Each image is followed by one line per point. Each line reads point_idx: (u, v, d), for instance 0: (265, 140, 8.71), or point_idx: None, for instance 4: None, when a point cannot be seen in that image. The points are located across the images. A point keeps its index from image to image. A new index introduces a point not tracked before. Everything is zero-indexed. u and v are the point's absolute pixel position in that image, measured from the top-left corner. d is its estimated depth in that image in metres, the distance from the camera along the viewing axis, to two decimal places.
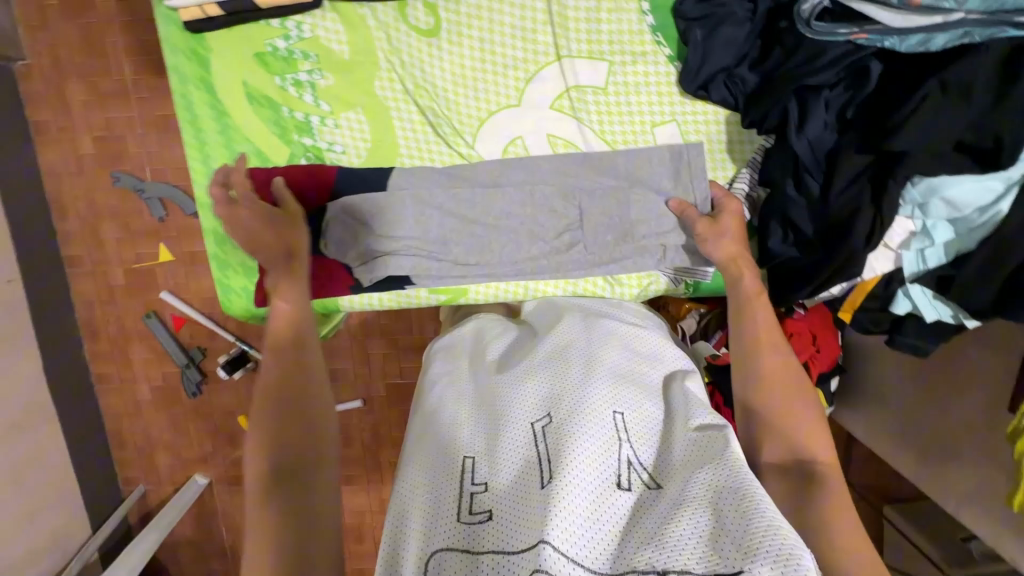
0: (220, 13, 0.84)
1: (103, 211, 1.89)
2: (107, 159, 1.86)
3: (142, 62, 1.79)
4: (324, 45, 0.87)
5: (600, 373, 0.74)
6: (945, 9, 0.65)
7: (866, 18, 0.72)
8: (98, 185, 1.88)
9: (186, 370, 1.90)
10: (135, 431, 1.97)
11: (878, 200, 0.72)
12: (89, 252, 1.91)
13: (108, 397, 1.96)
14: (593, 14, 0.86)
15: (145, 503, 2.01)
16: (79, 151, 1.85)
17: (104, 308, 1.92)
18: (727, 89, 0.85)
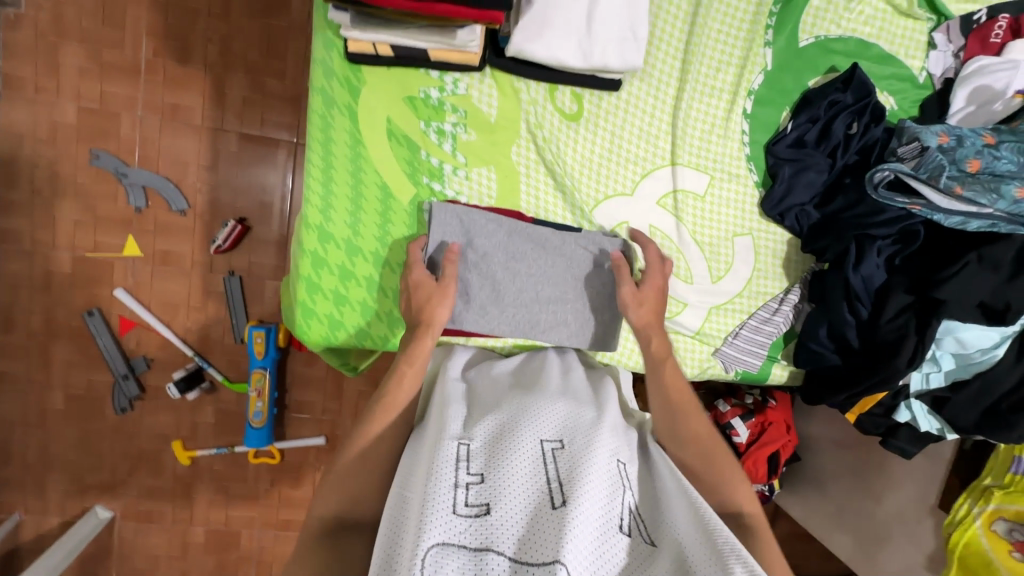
0: (390, 54, 0.86)
1: (63, 189, 1.60)
2: (90, 134, 1.60)
3: (167, 45, 1.61)
4: (475, 104, 0.93)
5: (608, 424, 0.82)
6: (980, 204, 0.88)
7: (919, 194, 0.93)
8: (65, 156, 1.59)
9: (122, 382, 1.63)
10: (30, 448, 1.63)
11: (920, 332, 0.91)
12: (30, 230, 1.60)
13: (5, 401, 1.61)
14: (707, 135, 1.01)
15: (14, 535, 1.63)
16: (56, 118, 1.58)
17: (32, 297, 1.61)
18: (797, 220, 1.04)
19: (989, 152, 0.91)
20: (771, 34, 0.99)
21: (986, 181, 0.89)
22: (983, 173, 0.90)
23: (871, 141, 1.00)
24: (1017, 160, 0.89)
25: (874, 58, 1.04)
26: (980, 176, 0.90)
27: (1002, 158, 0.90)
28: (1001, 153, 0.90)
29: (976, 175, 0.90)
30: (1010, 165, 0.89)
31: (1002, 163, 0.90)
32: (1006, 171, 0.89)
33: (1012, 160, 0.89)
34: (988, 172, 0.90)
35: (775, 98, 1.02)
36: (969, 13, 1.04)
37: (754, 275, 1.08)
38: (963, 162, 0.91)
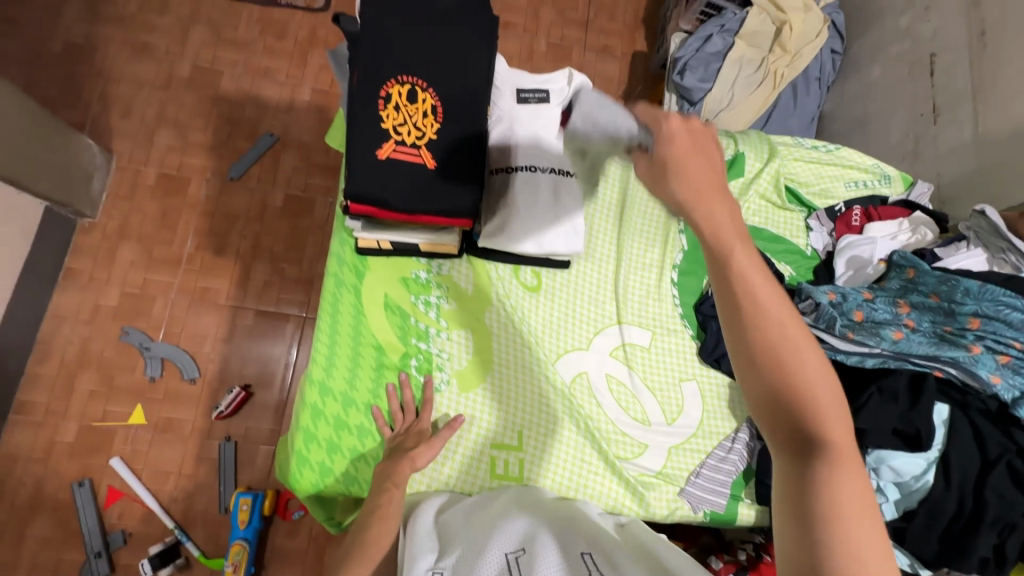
0: (389, 247, 1.13)
1: (89, 362, 1.78)
2: (125, 314, 1.85)
3: (208, 242, 1.95)
4: (455, 281, 1.18)
5: (572, 531, 0.92)
6: (869, 345, 1.06)
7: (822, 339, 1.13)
8: (98, 334, 1.81)
9: (93, 560, 1.59)
10: None
11: None
12: (48, 401, 1.73)
13: None
14: (644, 299, 1.25)
15: None
16: (100, 302, 1.84)
17: (30, 467, 1.67)
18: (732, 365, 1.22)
19: (866, 304, 1.13)
20: (682, 224, 1.30)
21: (868, 327, 1.10)
22: (866, 321, 1.11)
23: (778, 300, 1.23)
24: (888, 310, 1.11)
25: (768, 237, 1.33)
26: (864, 323, 1.11)
27: (876, 308, 1.12)
28: (875, 304, 1.13)
29: (860, 323, 1.11)
30: (885, 314, 1.11)
31: (878, 313, 1.11)
32: (882, 319, 1.10)
33: (884, 309, 1.11)
34: (869, 320, 1.11)
35: (694, 270, 1.28)
36: (830, 205, 1.37)
37: (704, 416, 1.20)
38: (849, 312, 1.12)
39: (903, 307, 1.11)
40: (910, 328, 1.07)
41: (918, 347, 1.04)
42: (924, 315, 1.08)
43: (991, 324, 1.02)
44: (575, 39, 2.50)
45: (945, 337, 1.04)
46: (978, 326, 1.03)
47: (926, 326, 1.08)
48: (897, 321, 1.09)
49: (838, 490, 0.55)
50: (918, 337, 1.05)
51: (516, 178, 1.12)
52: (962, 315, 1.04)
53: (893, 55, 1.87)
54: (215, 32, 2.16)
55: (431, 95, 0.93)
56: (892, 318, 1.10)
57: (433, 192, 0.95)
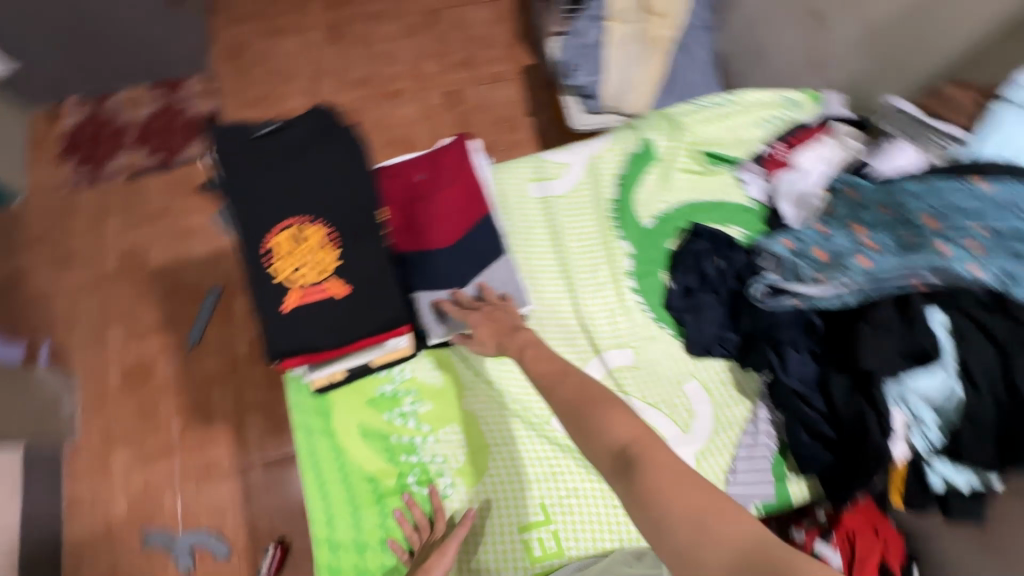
0: (345, 375, 1.09)
1: None
2: (141, 518, 1.80)
3: (192, 416, 1.90)
4: (422, 381, 1.13)
5: None
6: (843, 283, 1.02)
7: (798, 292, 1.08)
8: (124, 548, 1.79)
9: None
10: None
11: (874, 404, 0.96)
12: None
13: None
14: (612, 319, 1.20)
15: None
16: (113, 517, 1.80)
17: None
18: (724, 348, 1.17)
19: (824, 239, 1.09)
20: (619, 230, 1.26)
21: (833, 263, 1.05)
22: (829, 256, 1.06)
23: (740, 266, 1.19)
24: (847, 237, 1.06)
25: (709, 206, 1.28)
26: (829, 258, 1.06)
27: (833, 240, 1.08)
28: (833, 236, 1.08)
29: (824, 260, 1.07)
30: (845, 242, 1.06)
31: (838, 244, 1.06)
32: (845, 247, 1.05)
33: (843, 238, 1.07)
34: (833, 254, 1.06)
35: (650, 269, 1.24)
36: (753, 151, 1.33)
37: (717, 409, 1.15)
38: (810, 254, 1.09)
39: (860, 228, 1.06)
40: (874, 248, 1.02)
41: (886, 266, 0.99)
42: (883, 230, 1.02)
43: (949, 215, 0.94)
44: (464, 77, 2.49)
45: (911, 246, 0.98)
46: (937, 223, 0.95)
47: (889, 239, 1.01)
48: (860, 245, 1.04)
49: (666, 486, 0.64)
50: (883, 255, 1.00)
51: (436, 263, 1.07)
52: (916, 217, 0.98)
53: None
54: (128, 215, 2.13)
55: (321, 225, 0.90)
56: (854, 244, 1.05)
57: (360, 320, 0.91)
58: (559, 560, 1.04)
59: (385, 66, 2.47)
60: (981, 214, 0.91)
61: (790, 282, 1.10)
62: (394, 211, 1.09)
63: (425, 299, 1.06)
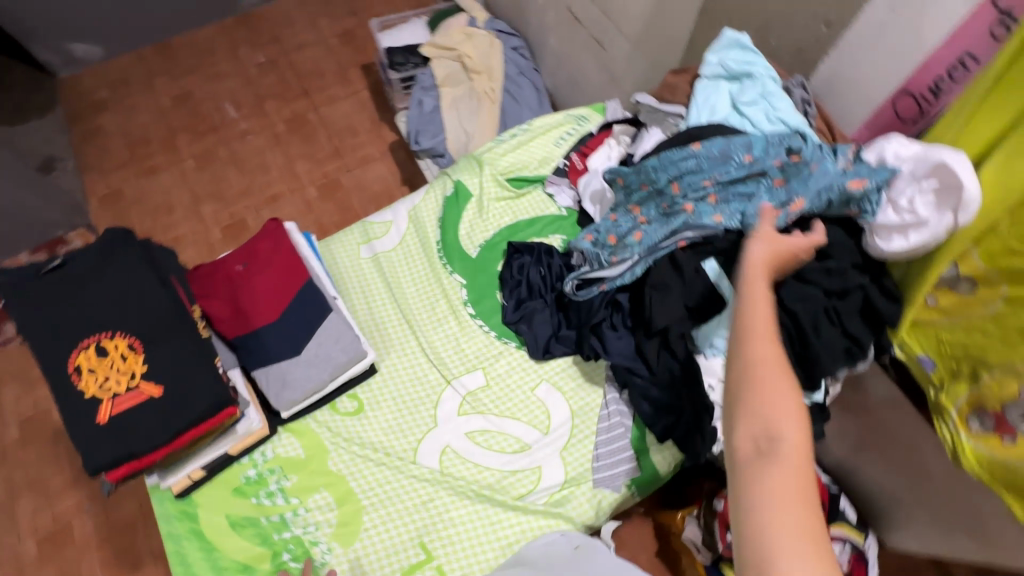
0: (204, 472, 1.11)
1: None
2: None
3: (118, 565, 1.83)
4: (285, 456, 1.16)
5: None
6: (629, 258, 1.11)
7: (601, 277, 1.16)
8: None
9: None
10: None
11: (677, 357, 1.08)
12: None
13: None
14: (458, 347, 1.27)
15: None
16: None
17: None
18: (563, 345, 1.25)
19: (612, 227, 1.18)
20: (449, 265, 1.36)
21: (620, 245, 1.13)
22: (617, 239, 1.14)
23: (558, 268, 1.29)
24: (627, 220, 1.16)
25: (525, 224, 1.41)
26: (618, 242, 1.14)
27: (619, 226, 1.16)
28: (618, 222, 1.17)
29: (615, 245, 1.14)
30: (627, 225, 1.15)
31: (622, 227, 1.15)
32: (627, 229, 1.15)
33: (624, 221, 1.16)
34: (619, 236, 1.15)
35: (484, 293, 1.33)
36: (556, 166, 1.47)
37: (572, 404, 1.21)
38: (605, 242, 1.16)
39: (635, 209, 1.17)
40: (646, 222, 1.12)
41: (656, 235, 1.08)
42: (650, 206, 1.14)
43: (686, 176, 1.07)
44: (336, 167, 2.65)
45: (669, 212, 1.10)
46: (680, 186, 1.08)
47: (655, 212, 1.13)
48: (637, 223, 1.14)
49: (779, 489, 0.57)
50: (653, 227, 1.10)
51: (265, 341, 1.14)
52: (665, 186, 1.10)
53: (553, 22, 2.04)
54: (25, 379, 2.08)
55: (122, 338, 0.97)
56: (631, 223, 1.15)
57: (177, 411, 0.95)
58: None
59: (261, 176, 2.62)
60: (705, 170, 1.05)
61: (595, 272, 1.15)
62: (219, 305, 1.16)
63: (265, 376, 1.13)
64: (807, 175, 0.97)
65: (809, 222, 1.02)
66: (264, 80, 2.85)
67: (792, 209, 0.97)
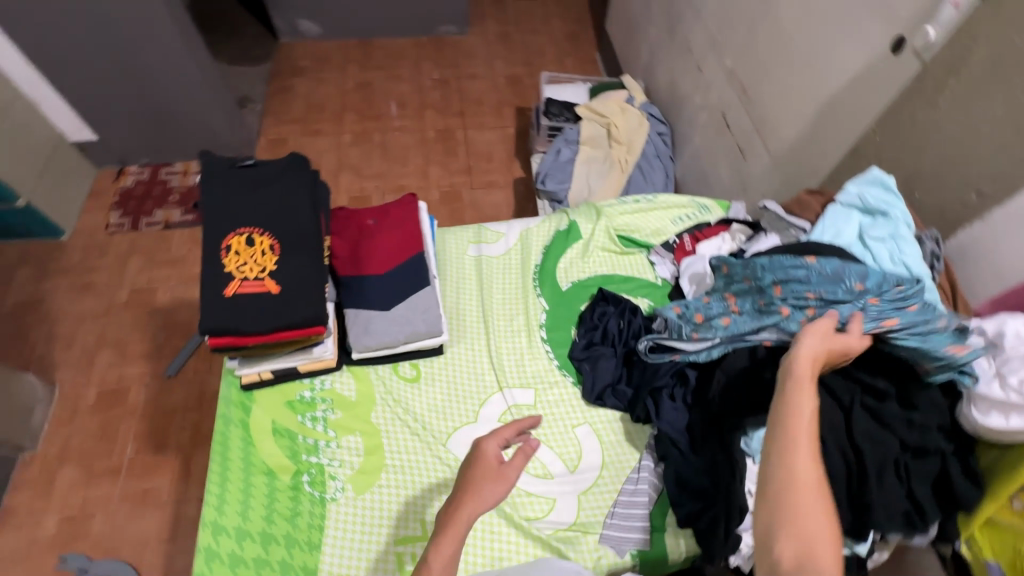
0: (272, 376, 1.24)
1: None
2: (65, 540, 1.76)
3: (147, 443, 1.93)
4: (339, 392, 1.26)
5: None
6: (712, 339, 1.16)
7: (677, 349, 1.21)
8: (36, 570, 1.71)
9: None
10: None
11: (727, 447, 1.08)
12: None
13: None
14: (521, 361, 1.34)
15: None
16: (38, 535, 1.76)
17: None
18: (616, 398, 1.27)
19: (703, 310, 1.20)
20: (539, 288, 1.45)
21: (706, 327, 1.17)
22: (704, 321, 1.17)
23: (637, 328, 1.34)
24: (720, 306, 1.18)
25: (619, 279, 1.49)
26: (704, 323, 1.17)
27: (711, 309, 1.19)
28: (710, 306, 1.19)
29: (702, 325, 1.17)
30: (718, 311, 1.17)
31: (713, 312, 1.17)
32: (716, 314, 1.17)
33: (718, 307, 1.18)
34: (705, 317, 1.18)
35: (561, 324, 1.41)
36: (665, 240, 1.55)
37: (605, 456, 1.22)
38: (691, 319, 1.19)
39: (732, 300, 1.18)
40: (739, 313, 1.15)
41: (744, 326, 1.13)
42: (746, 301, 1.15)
43: (793, 280, 1.09)
44: (461, 182, 2.91)
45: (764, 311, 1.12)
46: (783, 289, 1.10)
47: (749, 307, 1.15)
48: (731, 314, 1.16)
49: None
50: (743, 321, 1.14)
51: (366, 288, 1.28)
52: (772, 283, 1.10)
53: (701, 124, 2.18)
54: (149, 258, 2.30)
55: (268, 237, 1.14)
56: (722, 311, 1.17)
57: (284, 310, 1.09)
58: None
59: (397, 167, 2.93)
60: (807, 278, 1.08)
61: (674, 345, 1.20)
62: (342, 246, 1.33)
63: (354, 317, 1.26)
64: (906, 308, 1.00)
65: (902, 367, 1.02)
66: (432, 93, 3.24)
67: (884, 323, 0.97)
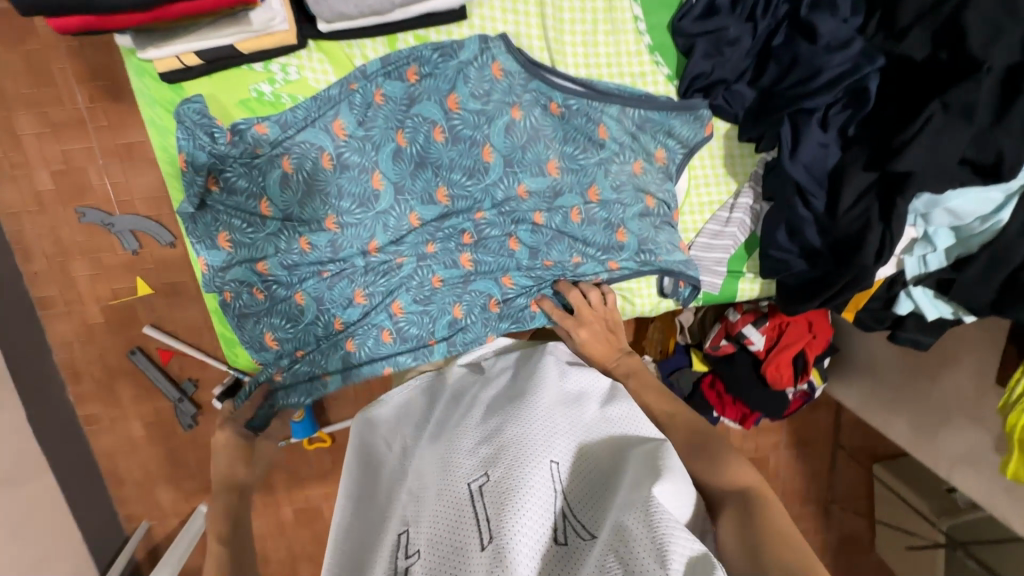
0: (201, 61, 0.79)
1: (71, 250, 1.54)
2: (70, 193, 1.50)
3: (97, 88, 1.44)
4: (313, 86, 0.83)
5: (485, 429, 0.73)
6: (418, 341, 0.91)
7: (278, 281, 0.86)
8: (55, 217, 1.52)
9: (179, 404, 1.67)
10: (131, 466, 1.74)
11: (886, 215, 0.73)
12: (61, 293, 1.58)
13: (100, 437, 1.71)
14: (590, 37, 0.84)
15: (150, 538, 1.80)
16: (37, 188, 1.48)
17: (84, 349, 1.62)
18: (726, 104, 0.85)
19: (404, 111, 0.84)
20: None
21: (372, 272, 0.88)
22: (237, 145, 0.81)
23: None
24: (399, 85, 0.83)
25: None
26: (374, 262, 0.88)
27: (272, 284, 0.86)
28: (303, 121, 0.81)
29: (374, 319, 0.89)
30: (299, 190, 0.82)
31: (363, 91, 0.82)
32: (278, 184, 0.82)
33: (212, 194, 0.84)
34: (241, 244, 0.86)
35: None
36: None
37: (692, 185, 0.93)
38: (323, 325, 0.88)
39: (399, 252, 0.88)
40: (272, 138, 0.82)
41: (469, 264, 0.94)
42: (420, 48, 0.82)
43: (443, 270, 0.90)
44: None
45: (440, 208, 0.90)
46: (442, 278, 0.90)
47: (421, 236, 0.89)
48: (503, 241, 0.91)
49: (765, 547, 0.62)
50: (251, 241, 0.85)
51: None
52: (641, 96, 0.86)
53: None
54: None
55: None
56: (510, 171, 0.87)
57: None
58: None
59: None
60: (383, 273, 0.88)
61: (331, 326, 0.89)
62: None
63: None
64: (384, 329, 0.89)
65: None
66: None
67: (378, 318, 0.89)
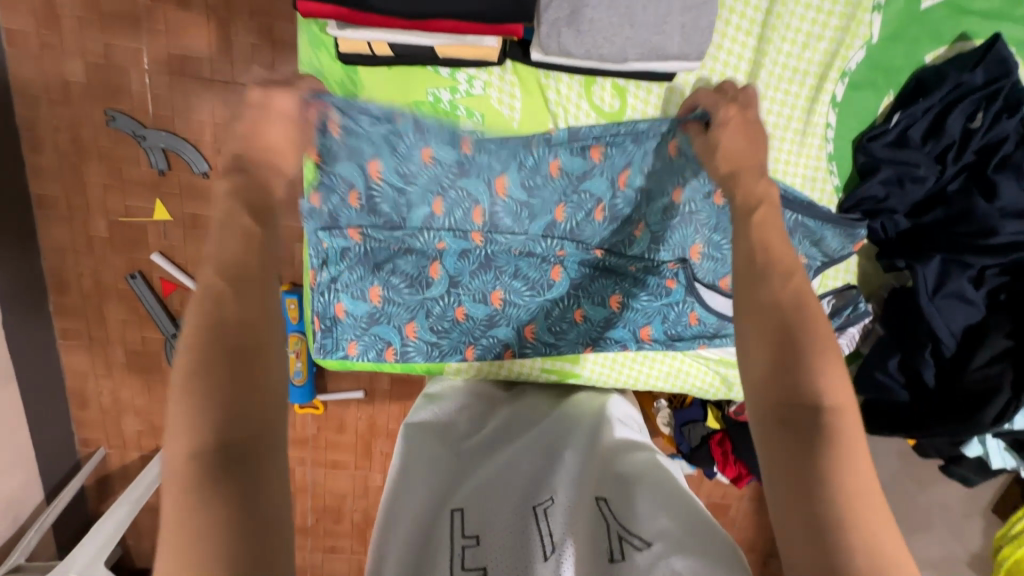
0: (391, 52, 0.71)
1: (83, 128, 1.21)
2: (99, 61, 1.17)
3: None
4: (494, 106, 0.79)
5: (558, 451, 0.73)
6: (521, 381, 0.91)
7: (402, 296, 0.85)
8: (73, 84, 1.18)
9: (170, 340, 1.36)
10: (102, 392, 1.43)
11: (1020, 385, 0.77)
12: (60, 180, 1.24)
13: (75, 354, 1.39)
14: (779, 133, 0.82)
15: (104, 464, 1.50)
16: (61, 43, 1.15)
17: (76, 256, 1.30)
18: (881, 228, 0.86)
19: (573, 186, 0.82)
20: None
21: (490, 319, 0.87)
22: (396, 164, 0.78)
23: (998, 138, 0.78)
24: (580, 162, 0.81)
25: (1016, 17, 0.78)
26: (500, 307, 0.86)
27: (411, 349, 0.87)
28: (470, 171, 0.79)
29: (489, 347, 0.88)
30: (475, 263, 0.84)
31: (537, 156, 0.79)
32: (422, 223, 0.82)
33: (346, 211, 0.80)
34: (370, 242, 0.82)
35: (872, 82, 0.81)
36: None
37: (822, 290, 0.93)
38: (437, 351, 0.88)
39: (527, 302, 0.86)
40: (431, 169, 0.79)
41: (603, 352, 0.90)
42: (605, 129, 0.79)
43: (542, 328, 0.87)
44: None
45: (592, 260, 0.85)
46: (584, 317, 0.88)
47: (553, 288, 0.86)
48: (623, 318, 0.89)
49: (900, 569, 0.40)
50: (399, 298, 0.85)
51: None
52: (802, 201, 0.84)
53: None
54: None
55: None
56: (651, 258, 0.86)
57: None
58: (571, 366, 0.90)
59: None
60: (507, 305, 0.86)
61: (435, 352, 0.87)
62: None
63: None
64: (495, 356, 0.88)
65: None
66: None
67: (489, 354, 0.87)
